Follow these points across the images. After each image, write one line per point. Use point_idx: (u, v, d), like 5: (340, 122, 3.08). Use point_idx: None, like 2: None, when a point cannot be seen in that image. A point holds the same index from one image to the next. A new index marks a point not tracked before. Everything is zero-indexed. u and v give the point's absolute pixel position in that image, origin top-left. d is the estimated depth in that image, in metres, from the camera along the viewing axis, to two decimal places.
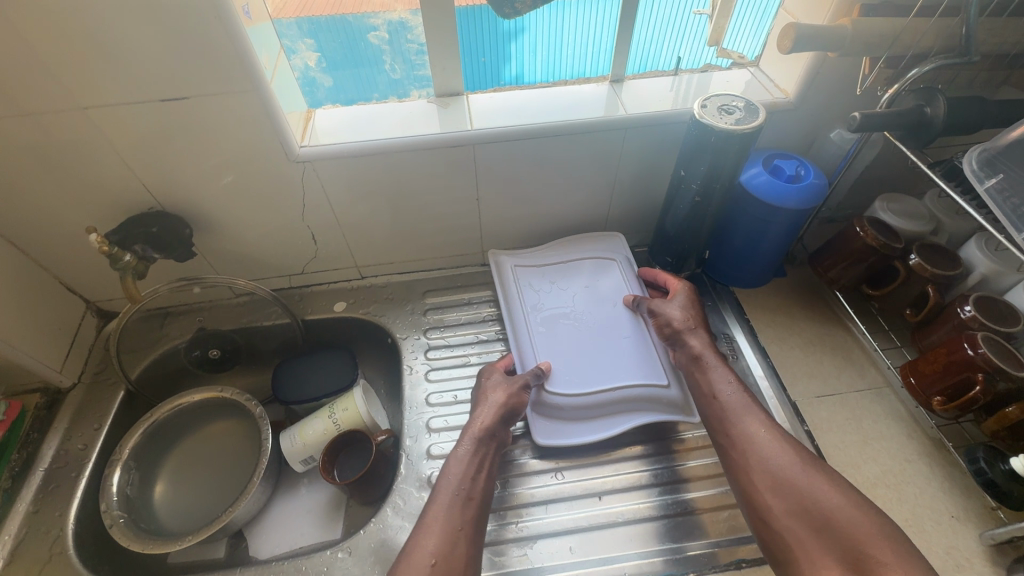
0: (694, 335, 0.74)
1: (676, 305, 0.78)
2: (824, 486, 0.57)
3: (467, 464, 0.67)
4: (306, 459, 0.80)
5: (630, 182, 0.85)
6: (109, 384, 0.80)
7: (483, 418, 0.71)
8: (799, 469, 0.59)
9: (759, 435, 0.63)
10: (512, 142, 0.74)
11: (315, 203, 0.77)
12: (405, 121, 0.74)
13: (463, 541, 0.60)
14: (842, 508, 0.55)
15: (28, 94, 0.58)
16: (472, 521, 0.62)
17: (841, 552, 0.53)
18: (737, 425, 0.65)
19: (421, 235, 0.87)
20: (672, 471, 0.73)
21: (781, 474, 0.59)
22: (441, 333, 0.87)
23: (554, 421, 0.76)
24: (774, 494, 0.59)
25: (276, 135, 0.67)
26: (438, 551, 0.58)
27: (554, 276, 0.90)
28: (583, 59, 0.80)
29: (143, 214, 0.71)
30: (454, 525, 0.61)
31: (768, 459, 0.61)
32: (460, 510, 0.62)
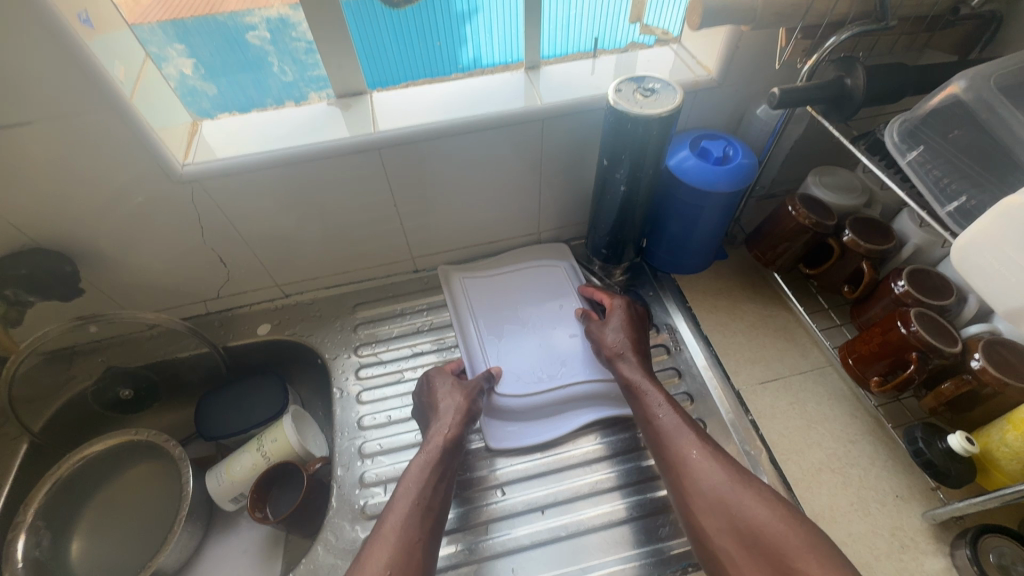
0: (631, 357, 0.70)
1: (610, 329, 0.74)
2: (755, 503, 0.55)
3: (429, 472, 0.62)
4: (238, 497, 0.75)
5: (559, 174, 0.80)
6: (9, 438, 0.73)
7: (439, 430, 0.65)
8: (731, 487, 0.56)
9: (691, 456, 0.59)
10: (424, 142, 0.69)
11: (215, 224, 0.70)
12: (304, 128, 0.68)
13: (418, 552, 0.55)
14: (775, 524, 0.53)
15: None
16: (430, 533, 0.58)
17: (768, 565, 0.51)
18: (671, 449, 0.61)
19: (344, 247, 0.81)
20: (640, 468, 0.69)
21: (713, 494, 0.56)
22: (373, 349, 0.82)
23: (508, 427, 0.72)
24: (708, 515, 0.56)
25: (149, 154, 0.60)
26: (392, 563, 0.54)
27: (500, 283, 0.86)
28: (497, 47, 0.75)
29: (12, 253, 0.63)
30: (411, 538, 0.56)
31: (702, 479, 0.58)
32: (417, 521, 0.58)
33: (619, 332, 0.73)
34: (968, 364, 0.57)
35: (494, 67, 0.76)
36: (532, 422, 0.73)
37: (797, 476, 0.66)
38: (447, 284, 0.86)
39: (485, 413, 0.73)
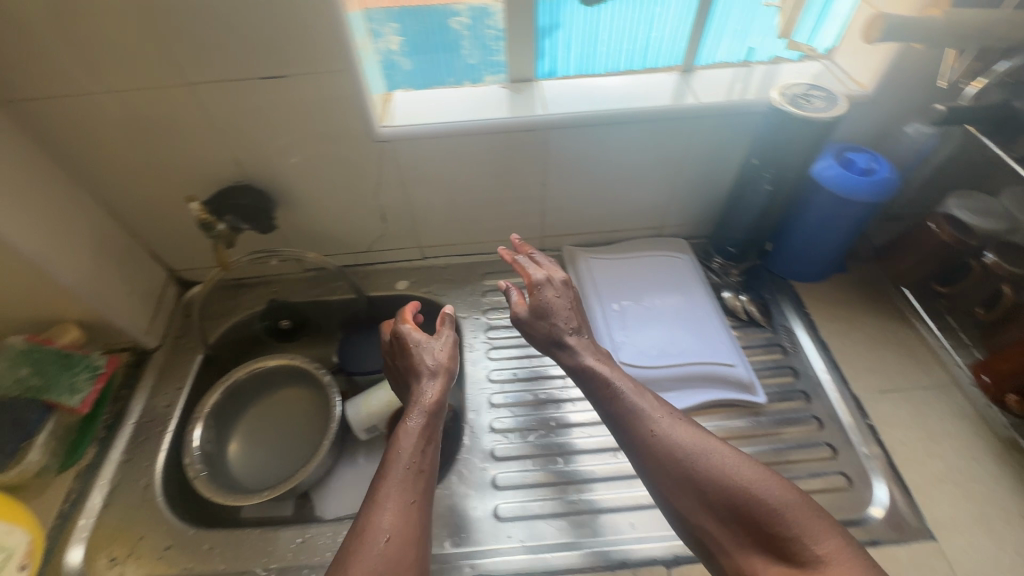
0: (575, 338, 0.68)
1: (551, 313, 0.69)
2: (726, 468, 0.53)
3: (418, 434, 0.60)
4: (370, 428, 0.84)
5: (696, 174, 0.84)
6: (190, 348, 0.86)
7: (428, 391, 0.64)
8: (706, 461, 0.54)
9: (653, 436, 0.57)
10: (584, 127, 0.76)
11: (389, 183, 0.80)
12: (482, 105, 0.76)
13: (415, 518, 0.54)
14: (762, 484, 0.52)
15: (144, 72, 0.62)
16: (423, 495, 0.56)
17: (754, 537, 0.51)
18: (637, 433, 0.58)
19: (486, 220, 0.89)
20: None
21: (684, 472, 0.54)
22: (500, 314, 0.89)
23: None
24: (683, 493, 0.54)
25: (362, 115, 0.70)
26: (393, 525, 0.52)
27: (626, 267, 0.89)
28: (617, 55, 0.80)
29: (231, 187, 0.75)
30: (406, 500, 0.55)
31: (671, 461, 0.55)
32: (412, 483, 0.56)
33: (559, 310, 0.69)
34: None
35: (591, 71, 0.81)
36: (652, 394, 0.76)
37: (916, 483, 0.67)
38: (573, 264, 0.91)
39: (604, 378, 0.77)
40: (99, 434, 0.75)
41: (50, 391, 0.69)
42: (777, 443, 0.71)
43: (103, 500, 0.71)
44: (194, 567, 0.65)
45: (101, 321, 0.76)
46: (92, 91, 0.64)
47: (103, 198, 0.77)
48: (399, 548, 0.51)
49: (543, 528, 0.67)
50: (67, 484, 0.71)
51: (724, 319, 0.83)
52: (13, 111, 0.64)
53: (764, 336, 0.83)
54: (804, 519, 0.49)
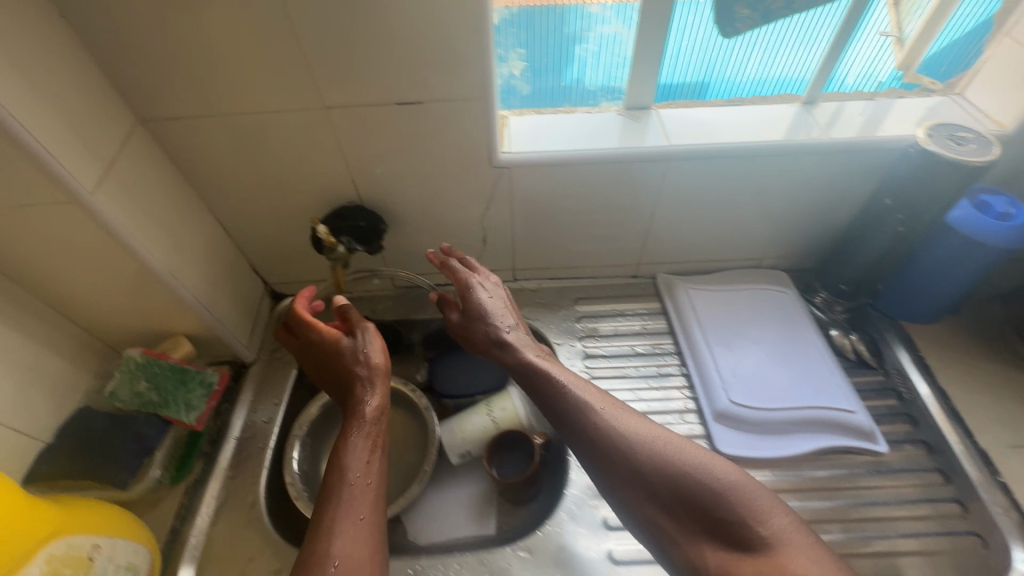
0: (512, 334, 0.72)
1: (490, 314, 0.74)
2: (678, 455, 0.57)
3: (362, 445, 0.63)
4: (463, 453, 0.82)
5: (810, 208, 0.81)
6: (285, 362, 0.86)
7: (368, 399, 0.67)
8: (649, 455, 0.57)
9: (597, 429, 0.61)
10: (705, 159, 0.73)
11: (499, 207, 0.79)
12: (601, 133, 0.75)
13: (365, 536, 0.56)
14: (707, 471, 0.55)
15: (284, 94, 0.62)
16: (373, 506, 0.59)
17: (700, 526, 0.53)
18: (580, 430, 0.62)
19: (586, 245, 0.87)
20: (823, 508, 0.69)
21: (629, 467, 0.58)
22: (596, 342, 0.87)
23: (739, 436, 0.74)
24: (628, 488, 0.57)
25: (489, 142, 0.69)
26: (340, 551, 0.54)
27: (728, 301, 0.87)
28: None
29: (345, 207, 0.76)
30: (354, 517, 0.57)
31: (618, 456, 0.59)
32: (358, 497, 0.59)
33: (492, 311, 0.74)
34: None
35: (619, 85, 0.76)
36: (765, 436, 0.74)
37: None
38: (671, 294, 0.90)
39: (712, 415, 0.76)
40: (203, 449, 0.75)
41: (168, 408, 0.70)
42: (896, 496, 0.69)
43: (212, 517, 0.70)
44: None
45: (209, 335, 0.76)
46: (229, 112, 0.64)
47: (217, 212, 0.77)
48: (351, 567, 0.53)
49: (660, 573, 0.65)
50: (177, 499, 0.71)
51: (834, 359, 0.80)
52: (150, 127, 0.65)
53: (875, 379, 0.80)
54: (752, 503, 0.53)
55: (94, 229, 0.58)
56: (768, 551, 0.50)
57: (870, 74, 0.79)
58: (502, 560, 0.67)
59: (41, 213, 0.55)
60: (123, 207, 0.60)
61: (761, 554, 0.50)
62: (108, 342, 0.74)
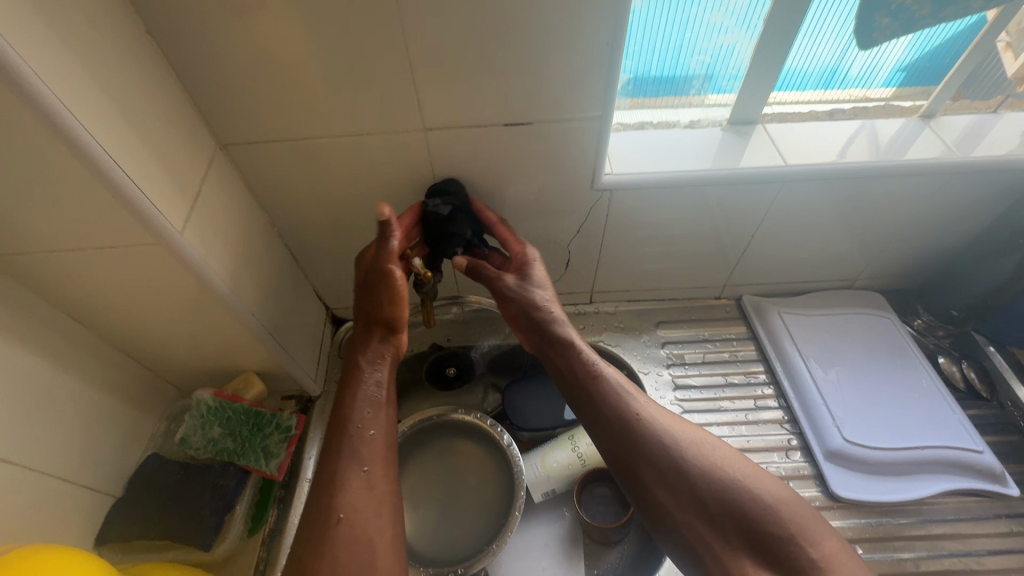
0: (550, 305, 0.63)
1: (530, 282, 0.64)
2: (713, 453, 0.54)
3: (368, 395, 0.58)
4: (546, 492, 0.77)
5: (920, 231, 0.76)
6: None
7: (380, 352, 0.61)
8: (690, 453, 0.54)
9: (637, 418, 0.56)
10: (820, 180, 0.67)
11: (590, 229, 0.73)
12: (706, 151, 0.69)
13: (373, 490, 0.52)
14: (755, 480, 0.52)
15: (380, 115, 0.57)
16: (377, 458, 0.54)
17: (741, 539, 0.50)
18: (610, 413, 0.57)
19: (672, 267, 0.82)
20: (954, 559, 0.64)
21: (668, 461, 0.54)
22: (685, 371, 0.82)
23: (855, 478, 0.69)
24: (663, 486, 0.54)
25: (592, 165, 0.63)
26: (349, 505, 0.51)
27: (825, 326, 0.81)
28: (649, 57, 0.65)
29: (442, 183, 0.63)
30: (359, 468, 0.53)
31: (654, 446, 0.55)
32: (364, 451, 0.54)
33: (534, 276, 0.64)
34: None
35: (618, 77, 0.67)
36: (886, 478, 0.68)
37: None
38: (762, 318, 0.84)
39: (823, 455, 0.70)
40: (277, 494, 0.69)
41: (245, 456, 0.65)
42: None
43: None
44: None
45: (280, 370, 0.71)
46: (317, 135, 0.58)
47: (288, 238, 0.71)
48: (352, 524, 0.50)
49: None
50: (254, 552, 0.65)
51: (947, 391, 0.75)
52: (227, 151, 0.59)
53: (991, 412, 0.75)
54: (800, 522, 0.50)
55: (178, 269, 0.52)
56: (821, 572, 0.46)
57: (873, 65, 0.69)
58: None
59: (122, 254, 0.49)
60: (206, 243, 0.54)
61: (806, 575, 0.46)
62: (171, 380, 0.69)
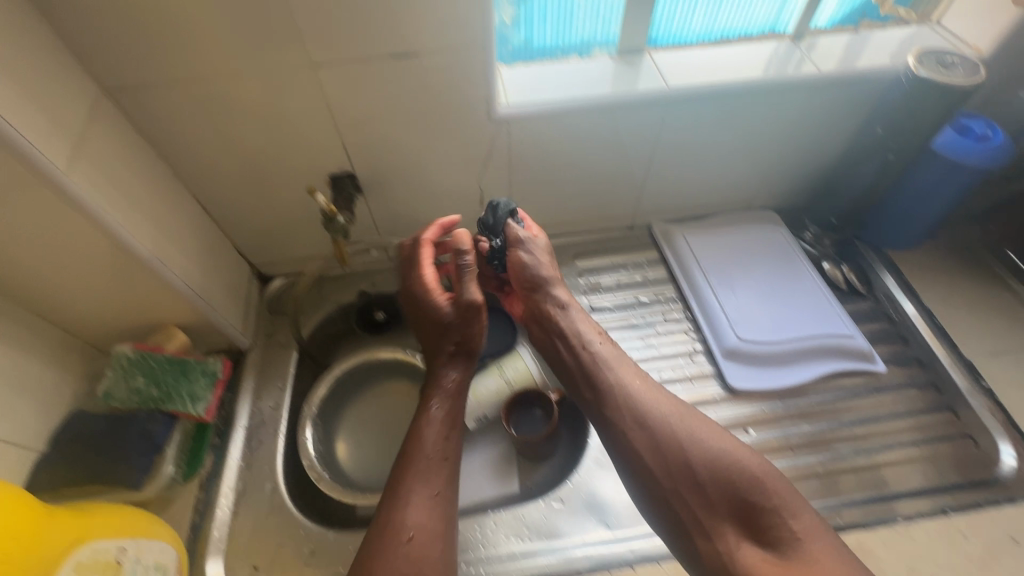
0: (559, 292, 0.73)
1: (540, 267, 0.73)
2: (707, 435, 0.58)
3: (442, 419, 0.64)
4: (479, 418, 0.82)
5: (800, 147, 0.83)
6: (284, 345, 0.83)
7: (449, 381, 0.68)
8: (679, 424, 0.59)
9: (634, 389, 0.63)
10: (702, 101, 0.73)
11: (496, 164, 0.76)
12: (595, 79, 0.73)
13: (442, 508, 0.58)
14: (739, 454, 0.57)
15: (267, 52, 0.58)
16: (448, 483, 0.60)
17: (730, 509, 0.54)
18: (603, 380, 0.64)
19: (582, 200, 0.86)
20: (832, 428, 0.72)
21: (662, 431, 0.59)
22: (600, 296, 0.87)
23: (749, 371, 0.76)
24: (656, 454, 0.58)
25: (486, 95, 0.66)
26: (417, 523, 0.56)
27: (725, 243, 0.88)
28: (595, 23, 0.74)
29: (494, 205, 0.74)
30: (429, 492, 0.58)
31: (649, 415, 0.60)
32: (435, 472, 0.60)
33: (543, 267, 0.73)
34: None
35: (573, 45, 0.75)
36: (774, 368, 0.76)
37: None
38: (669, 242, 0.90)
39: (721, 354, 0.78)
40: (213, 441, 0.72)
41: (172, 402, 0.67)
42: (895, 410, 0.74)
43: (232, 508, 0.68)
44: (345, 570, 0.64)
45: (202, 322, 0.72)
46: (208, 75, 0.59)
47: (197, 191, 0.72)
48: (424, 544, 0.55)
49: None
50: (192, 494, 0.68)
51: (829, 290, 0.84)
52: (114, 97, 0.59)
53: (867, 305, 0.84)
54: (782, 496, 0.54)
55: (72, 212, 0.52)
56: (796, 542, 0.51)
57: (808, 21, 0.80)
58: (536, 513, 0.67)
59: None
60: (100, 187, 0.55)
61: (785, 541, 0.51)
62: (90, 339, 0.69)
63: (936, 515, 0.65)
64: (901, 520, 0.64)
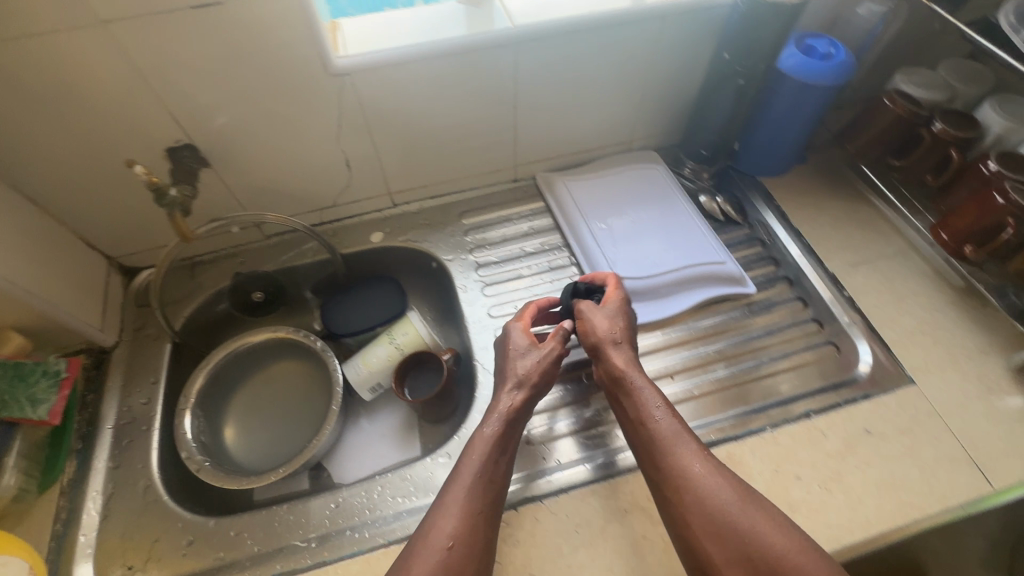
0: (621, 357, 0.63)
1: (599, 327, 0.66)
2: (780, 536, 0.50)
3: (492, 445, 0.59)
4: (375, 387, 0.80)
5: (663, 82, 0.83)
6: (154, 338, 0.78)
7: (507, 405, 0.62)
8: (741, 513, 0.51)
9: (696, 471, 0.54)
10: (551, 38, 0.72)
11: (351, 123, 0.73)
12: (440, 24, 0.70)
13: (482, 523, 0.54)
14: (806, 556, 0.48)
15: (45, 11, 0.52)
16: (491, 505, 0.56)
17: None
18: (667, 457, 0.55)
19: (457, 155, 0.85)
20: (708, 351, 0.75)
21: (724, 520, 0.51)
22: (487, 251, 0.86)
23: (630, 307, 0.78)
24: (714, 544, 0.50)
25: (315, 44, 0.63)
26: (455, 533, 0.52)
27: (604, 187, 0.89)
28: None
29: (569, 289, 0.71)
30: (473, 511, 0.54)
31: (711, 501, 0.52)
32: (479, 494, 0.55)
33: (607, 332, 0.66)
34: None
35: None
36: (652, 301, 0.78)
37: (894, 338, 0.74)
38: (551, 190, 0.90)
39: None
40: (75, 446, 0.68)
41: (10, 409, 0.63)
42: (764, 328, 0.77)
43: (100, 512, 0.64)
44: (226, 556, 0.61)
45: (42, 321, 0.66)
46: None
47: (15, 178, 0.65)
48: (458, 558, 0.51)
49: (570, 443, 0.68)
50: (53, 503, 0.64)
51: (705, 222, 0.86)
52: None
53: (743, 232, 0.87)
54: None
55: None
56: None
57: None
58: (422, 471, 0.67)
59: None
60: None
61: None
62: None
63: (800, 420, 0.68)
64: (769, 428, 0.67)
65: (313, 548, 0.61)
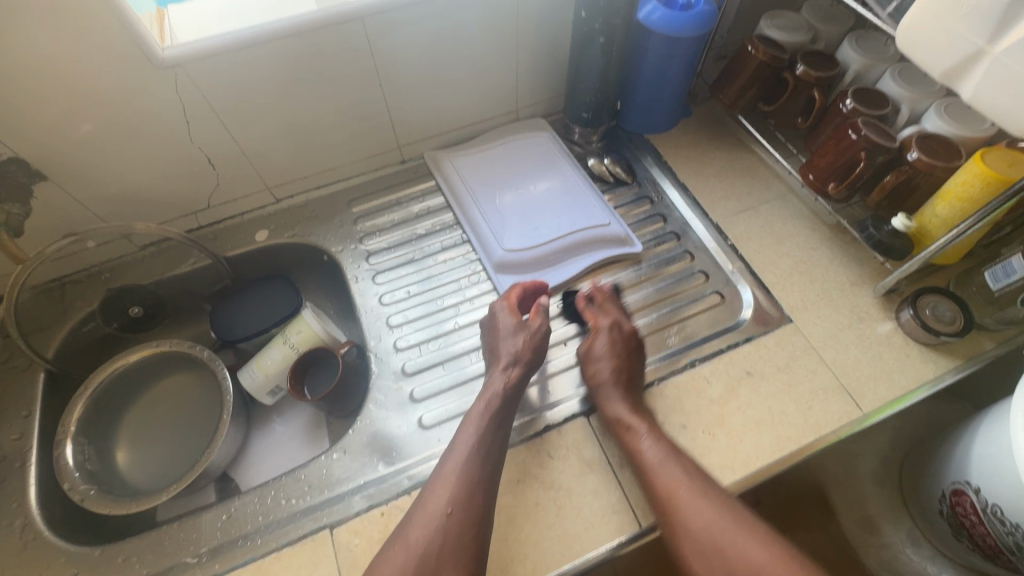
0: (619, 402, 0.64)
1: (598, 362, 0.67)
2: (759, 551, 0.54)
3: (490, 416, 0.61)
4: (274, 390, 0.78)
5: (533, 45, 0.82)
6: (24, 368, 0.73)
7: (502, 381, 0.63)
8: (722, 530, 0.55)
9: (681, 493, 0.57)
10: (401, 9, 0.69)
11: (202, 118, 0.69)
12: (279, 4, 0.67)
13: (481, 487, 0.56)
14: (776, 565, 0.52)
15: None
16: (489, 475, 0.57)
17: None
18: (658, 484, 0.58)
19: (332, 142, 0.81)
20: None
21: (705, 537, 0.55)
22: (378, 238, 0.84)
23: (523, 279, 0.78)
24: (700, 558, 0.55)
25: (132, 37, 0.58)
26: (454, 500, 0.55)
27: (491, 161, 0.88)
28: None
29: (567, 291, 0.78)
30: (471, 482, 0.56)
31: (693, 522, 0.56)
32: (478, 464, 0.57)
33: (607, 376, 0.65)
34: (906, 157, 0.68)
35: None
36: (543, 270, 0.79)
37: (773, 281, 0.76)
38: (439, 169, 0.88)
39: (494, 270, 0.79)
40: None
41: None
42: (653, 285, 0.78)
43: None
44: None
45: None
46: None
47: None
48: (458, 523, 0.54)
49: None
50: None
51: (592, 186, 0.86)
52: None
53: (633, 191, 0.87)
54: None
55: None
56: None
57: None
58: (319, 468, 0.66)
59: None
60: None
61: None
62: None
63: (685, 370, 0.70)
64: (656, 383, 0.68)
65: (204, 562, 0.60)
